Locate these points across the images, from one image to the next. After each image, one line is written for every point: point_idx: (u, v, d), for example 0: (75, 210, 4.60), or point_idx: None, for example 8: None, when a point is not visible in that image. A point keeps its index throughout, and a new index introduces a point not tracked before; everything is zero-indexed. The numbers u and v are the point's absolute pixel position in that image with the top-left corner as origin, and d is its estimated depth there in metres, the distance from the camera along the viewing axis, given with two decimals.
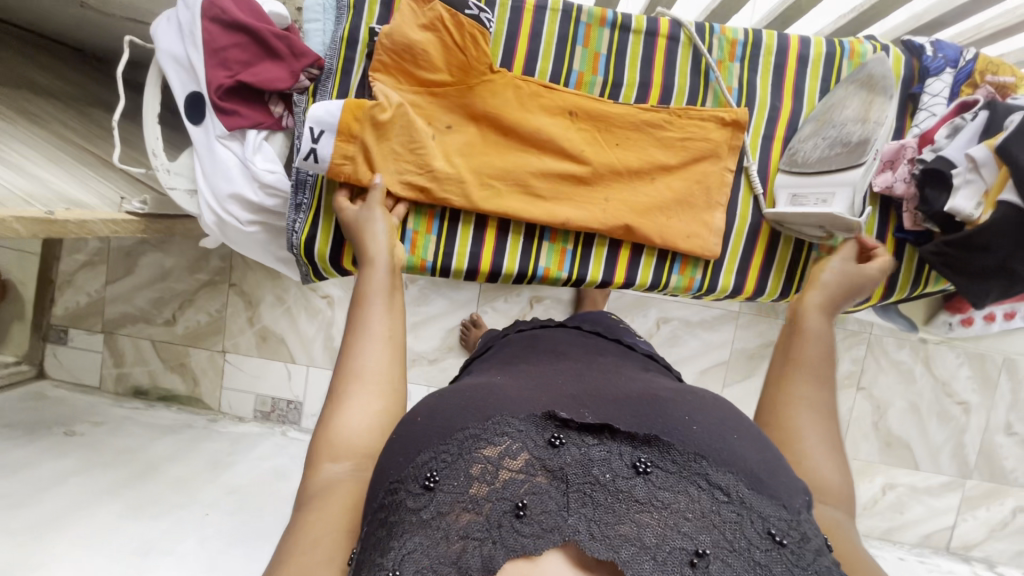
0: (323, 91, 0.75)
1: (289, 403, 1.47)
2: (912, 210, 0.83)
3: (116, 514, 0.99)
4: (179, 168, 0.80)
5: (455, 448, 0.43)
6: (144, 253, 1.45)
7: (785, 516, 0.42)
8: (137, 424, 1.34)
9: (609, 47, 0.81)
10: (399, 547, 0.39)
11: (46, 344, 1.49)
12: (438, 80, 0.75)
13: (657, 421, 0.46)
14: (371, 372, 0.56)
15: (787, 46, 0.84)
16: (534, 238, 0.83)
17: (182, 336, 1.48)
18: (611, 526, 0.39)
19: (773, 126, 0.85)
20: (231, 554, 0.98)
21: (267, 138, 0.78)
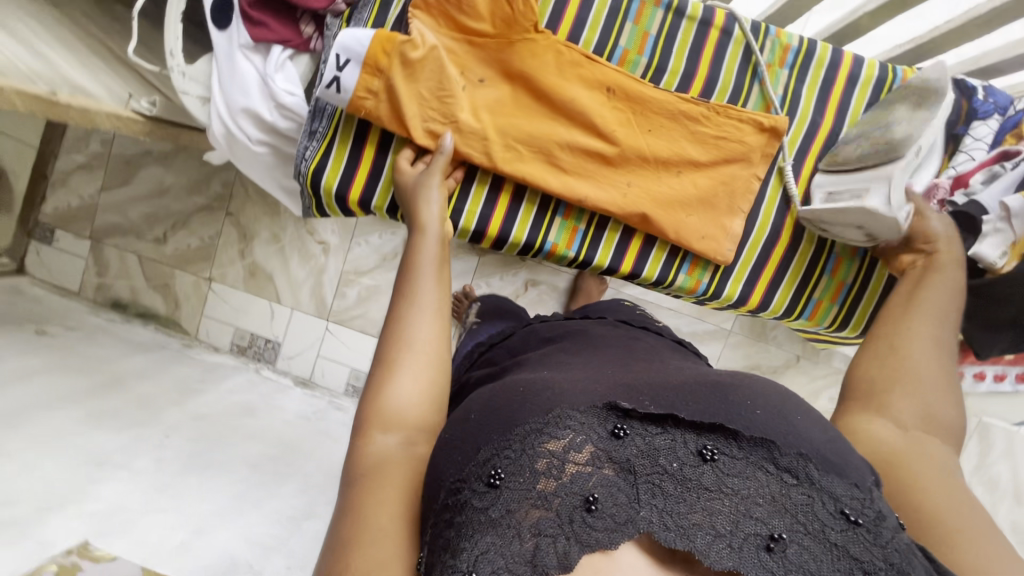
0: (358, 20, 0.74)
1: (267, 342, 1.45)
2: None
3: (75, 420, 0.96)
4: (196, 72, 0.76)
5: (518, 443, 0.43)
6: (144, 165, 1.41)
7: (859, 495, 0.42)
8: (110, 336, 1.32)
9: (659, 30, 0.80)
10: (472, 546, 0.39)
11: (30, 240, 1.45)
12: (480, 29, 0.73)
13: (722, 407, 0.45)
14: (421, 342, 0.56)
15: (840, 61, 0.83)
16: (547, 210, 0.81)
17: (170, 257, 1.45)
18: (684, 516, 0.40)
19: (810, 141, 0.84)
20: (190, 478, 0.93)
21: (292, 59, 0.75)
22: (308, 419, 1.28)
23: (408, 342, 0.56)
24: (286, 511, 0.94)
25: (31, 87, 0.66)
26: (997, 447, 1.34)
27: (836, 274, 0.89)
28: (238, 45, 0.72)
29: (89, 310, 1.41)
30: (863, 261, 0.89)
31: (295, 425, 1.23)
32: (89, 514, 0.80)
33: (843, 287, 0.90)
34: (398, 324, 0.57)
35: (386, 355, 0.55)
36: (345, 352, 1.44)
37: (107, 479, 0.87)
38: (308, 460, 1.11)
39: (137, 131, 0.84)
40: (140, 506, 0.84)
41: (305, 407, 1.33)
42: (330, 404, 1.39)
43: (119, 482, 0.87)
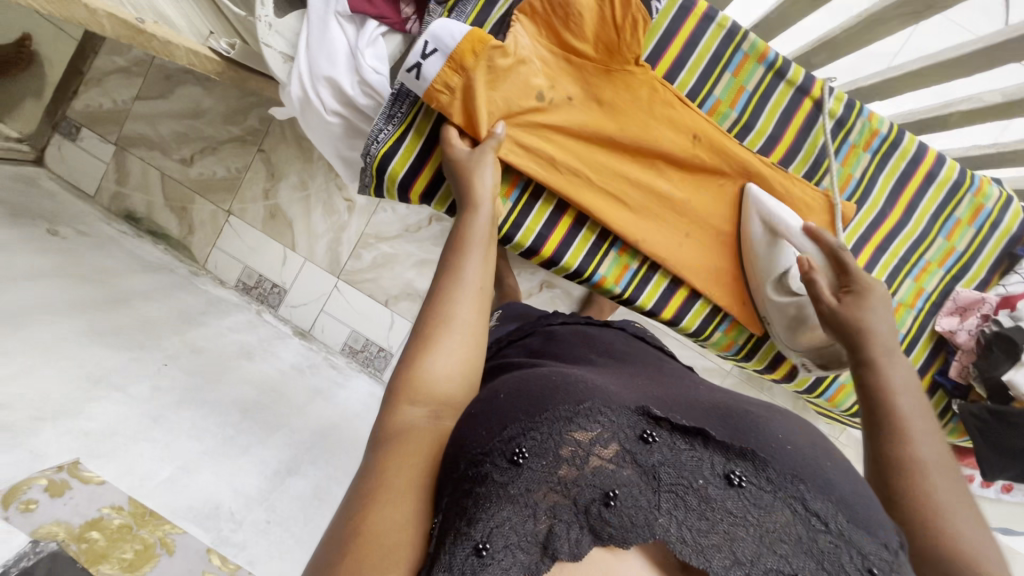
0: (460, 13, 0.73)
1: (273, 287, 1.46)
2: (964, 362, 0.89)
3: (78, 331, 0.95)
4: (283, 28, 0.76)
5: (545, 427, 0.45)
6: (185, 83, 1.37)
7: (887, 557, 0.44)
8: (120, 249, 1.30)
9: (756, 87, 0.82)
10: (487, 519, 0.41)
11: (54, 133, 1.42)
12: (582, 49, 0.73)
13: (751, 436, 0.48)
14: (460, 322, 0.59)
15: (922, 157, 0.85)
16: (604, 243, 0.86)
17: (193, 181, 1.42)
18: (703, 534, 0.41)
19: (873, 229, 0.88)
20: (180, 411, 0.94)
21: (384, 35, 0.76)
22: (302, 372, 1.28)
23: (445, 318, 0.59)
24: (271, 465, 0.95)
25: (122, 11, 0.65)
26: None
27: None
28: (334, 11, 0.73)
29: (101, 217, 1.38)
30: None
31: (289, 375, 1.23)
32: (83, 433, 0.79)
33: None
34: (440, 301, 0.60)
35: (422, 334, 0.58)
36: (349, 313, 1.44)
37: (101, 400, 0.85)
38: (298, 415, 1.12)
39: (209, 70, 0.80)
40: (133, 433, 0.84)
41: (301, 359, 1.33)
42: (325, 360, 1.40)
43: (114, 404, 0.86)
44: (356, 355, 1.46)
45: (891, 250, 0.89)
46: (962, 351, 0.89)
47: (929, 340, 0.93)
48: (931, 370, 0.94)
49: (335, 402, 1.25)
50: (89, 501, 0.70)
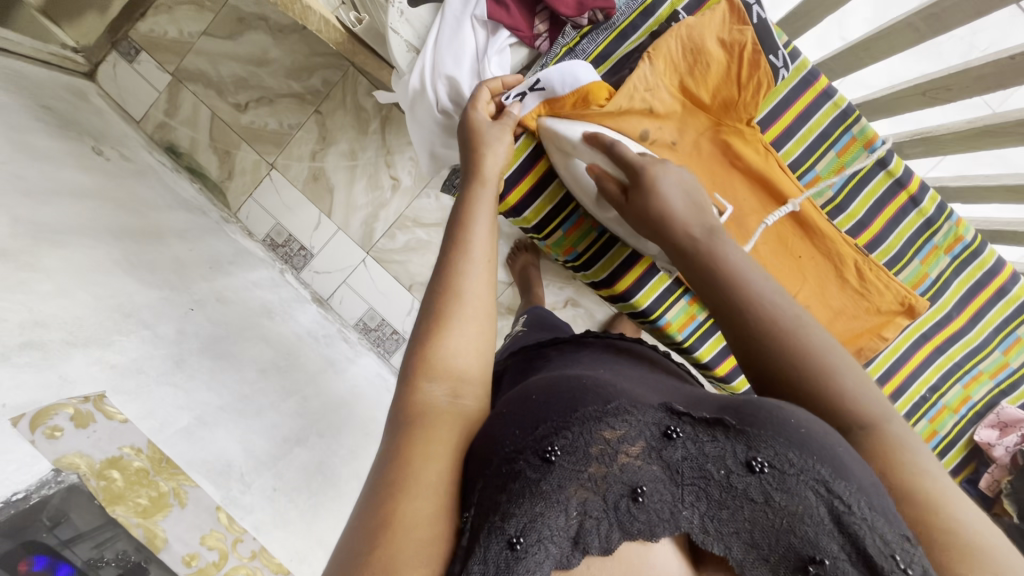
0: (591, 40, 0.75)
1: (300, 248, 1.45)
2: (995, 476, 0.86)
3: (114, 259, 0.93)
4: (414, 18, 0.75)
5: (576, 426, 0.42)
6: (256, 28, 1.35)
7: (909, 546, 0.39)
8: (159, 180, 1.28)
9: (856, 170, 0.83)
10: (522, 514, 0.38)
11: (112, 50, 1.40)
12: (699, 97, 0.75)
13: (762, 412, 0.43)
14: (472, 296, 0.54)
15: (998, 271, 0.87)
16: (675, 291, 0.88)
17: (243, 127, 1.41)
18: (724, 523, 0.41)
19: (935, 330, 0.89)
20: (202, 360, 0.93)
21: (512, 47, 0.75)
22: (317, 340, 1.28)
23: (460, 296, 0.54)
24: (281, 431, 0.96)
25: None
26: None
27: None
28: (471, 14, 0.71)
29: (144, 144, 1.36)
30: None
31: (305, 341, 1.23)
32: (111, 365, 0.77)
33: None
34: (449, 277, 0.55)
35: (436, 314, 0.53)
36: (371, 290, 1.44)
37: (128, 336, 0.83)
38: (310, 384, 1.12)
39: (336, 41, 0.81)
40: (156, 374, 0.83)
41: (316, 327, 1.33)
42: (339, 332, 1.39)
43: (140, 341, 0.85)
44: (369, 333, 1.46)
45: (947, 354, 0.90)
46: (996, 466, 0.86)
47: (964, 447, 0.91)
48: (960, 476, 0.92)
49: (345, 377, 1.25)
50: (111, 437, 0.68)
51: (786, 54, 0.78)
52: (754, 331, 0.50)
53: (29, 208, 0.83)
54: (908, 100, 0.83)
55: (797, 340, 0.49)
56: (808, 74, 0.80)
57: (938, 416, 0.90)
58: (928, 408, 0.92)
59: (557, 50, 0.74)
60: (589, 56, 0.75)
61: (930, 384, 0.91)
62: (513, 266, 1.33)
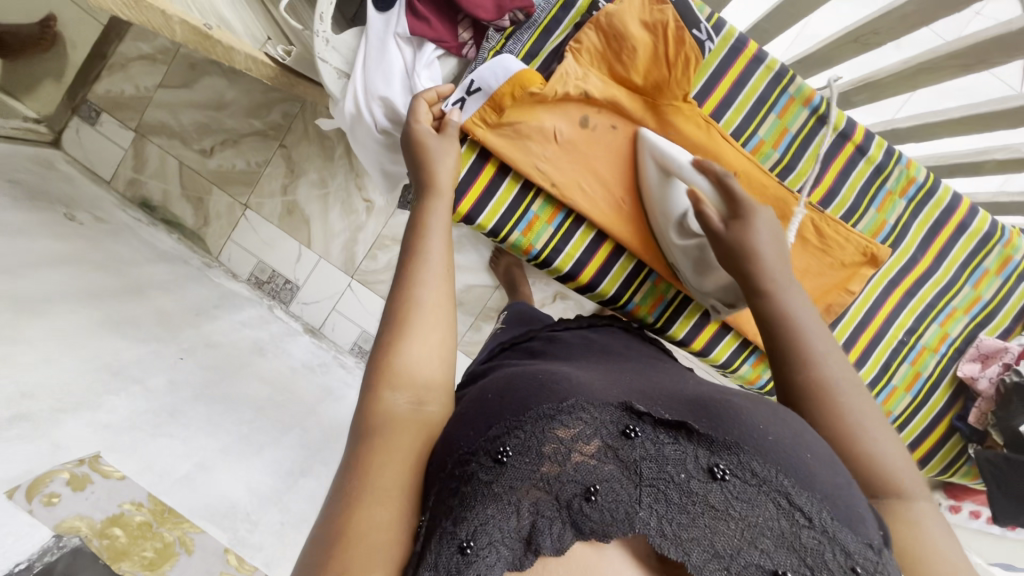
0: (517, 40, 0.75)
1: (286, 282, 1.46)
2: (982, 407, 0.90)
3: (96, 321, 0.94)
4: (339, 43, 0.74)
5: (528, 426, 0.44)
6: (210, 73, 1.37)
7: (870, 556, 0.41)
8: (136, 236, 1.29)
9: (799, 129, 0.81)
10: (472, 517, 0.40)
11: (73, 116, 1.41)
12: (631, 81, 0.74)
13: (732, 422, 0.45)
14: (428, 305, 0.55)
15: (955, 207, 0.85)
16: (640, 274, 0.87)
17: (212, 172, 1.42)
18: (684, 527, 0.40)
19: (903, 275, 0.88)
20: (196, 408, 0.93)
21: (440, 57, 0.76)
22: (313, 371, 1.29)
23: (414, 305, 0.55)
24: (285, 465, 0.97)
25: (193, 15, 0.59)
26: None
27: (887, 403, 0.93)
28: (394, 32, 0.71)
29: (117, 203, 1.38)
30: (914, 399, 0.93)
31: (300, 374, 1.24)
32: (103, 425, 0.78)
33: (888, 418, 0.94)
34: (407, 286, 0.56)
35: (397, 320, 0.54)
36: (360, 313, 1.45)
37: (120, 394, 0.84)
38: (310, 415, 1.13)
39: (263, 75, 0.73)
40: (150, 428, 0.83)
41: (312, 358, 1.34)
42: (335, 359, 1.41)
43: (131, 398, 0.85)
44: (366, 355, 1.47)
45: (919, 296, 0.89)
46: (982, 398, 0.90)
47: (950, 385, 0.93)
48: (949, 414, 0.95)
49: (344, 403, 1.26)
50: (109, 496, 0.70)
51: (709, 27, 0.77)
52: (818, 383, 0.54)
53: (5, 282, 0.85)
54: (844, 49, 0.83)
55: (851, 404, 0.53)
56: (736, 40, 0.78)
57: (918, 358, 0.91)
58: (908, 352, 0.92)
59: (485, 55, 0.74)
60: (519, 54, 0.75)
61: (906, 328, 0.91)
62: (496, 269, 1.34)
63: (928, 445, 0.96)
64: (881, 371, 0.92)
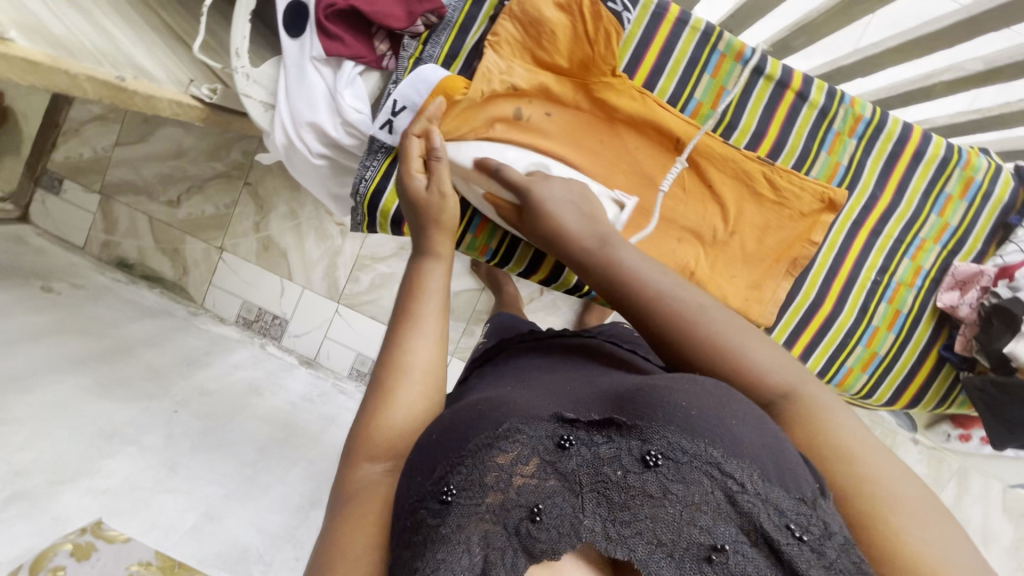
0: (435, 43, 0.72)
1: (274, 318, 1.46)
2: (967, 335, 0.88)
3: (84, 388, 0.93)
4: (260, 76, 0.73)
5: (469, 460, 0.42)
6: (164, 124, 1.37)
7: (805, 510, 0.39)
8: (116, 297, 1.29)
9: (736, 85, 0.80)
10: (423, 566, 0.37)
11: (37, 188, 1.41)
12: (557, 65, 0.73)
13: (657, 407, 0.43)
14: (419, 369, 0.53)
15: (908, 137, 0.84)
16: None
17: (182, 222, 1.42)
18: (626, 525, 0.39)
19: (866, 213, 0.87)
20: (197, 458, 0.92)
21: (362, 74, 0.73)
22: (312, 402, 1.28)
23: (404, 370, 0.52)
24: (293, 500, 0.97)
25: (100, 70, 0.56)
26: (973, 490, 1.37)
27: (872, 345, 0.92)
28: (310, 56, 0.69)
29: (94, 268, 1.38)
30: (897, 336, 0.92)
31: (300, 407, 1.23)
32: (102, 491, 0.78)
33: (875, 358, 0.93)
34: (396, 352, 0.53)
35: (382, 382, 0.52)
36: (352, 337, 1.45)
37: (116, 456, 0.84)
38: (315, 446, 1.13)
39: (193, 117, 0.72)
40: (151, 485, 0.83)
41: (310, 389, 1.33)
42: (334, 387, 1.40)
43: (129, 458, 0.85)
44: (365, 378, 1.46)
45: (886, 232, 0.88)
46: (966, 324, 0.88)
47: (932, 316, 0.92)
48: (936, 345, 0.93)
49: (349, 429, 1.26)
50: (116, 560, 0.70)
51: None
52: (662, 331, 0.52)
53: None
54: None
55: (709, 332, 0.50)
56: (656, 7, 0.77)
57: (894, 294, 0.90)
58: (884, 291, 0.91)
59: (405, 63, 0.72)
60: (439, 59, 0.73)
61: (879, 266, 0.90)
62: (478, 273, 1.33)
63: (918, 383, 0.96)
64: (860, 314, 0.91)
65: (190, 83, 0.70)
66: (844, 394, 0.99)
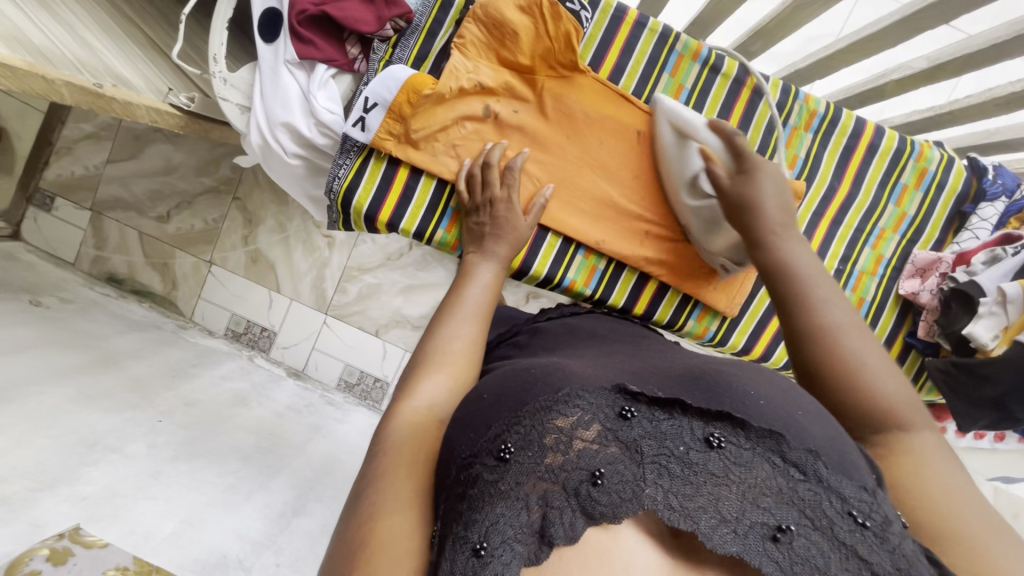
0: (404, 47, 0.75)
1: (262, 330, 1.46)
2: (930, 321, 0.90)
3: (69, 397, 0.93)
4: (237, 81, 0.76)
5: (528, 419, 0.42)
6: (154, 141, 1.40)
7: (866, 497, 0.42)
8: (104, 311, 1.29)
9: (694, 83, 0.83)
10: (483, 519, 0.38)
11: (28, 206, 1.43)
12: (521, 63, 0.76)
13: (724, 396, 0.46)
14: (461, 343, 0.59)
15: (862, 131, 0.88)
16: (569, 248, 0.84)
17: (172, 236, 1.44)
18: (689, 498, 0.39)
19: (825, 204, 0.90)
20: (180, 467, 0.92)
21: (334, 77, 0.76)
22: (299, 412, 1.28)
23: (449, 343, 0.59)
24: (276, 507, 0.97)
25: (80, 77, 0.58)
26: None
27: None
28: (283, 60, 0.72)
29: (83, 282, 1.38)
30: None
31: (286, 417, 1.23)
32: (81, 497, 0.78)
33: None
34: (441, 333, 0.60)
35: (425, 355, 0.58)
36: (341, 348, 1.45)
37: (99, 463, 0.84)
38: (300, 455, 1.13)
39: (172, 125, 0.75)
40: (132, 492, 0.83)
41: (297, 400, 1.33)
42: (321, 398, 1.40)
43: (111, 466, 0.85)
44: (353, 388, 1.47)
45: (846, 223, 0.91)
46: (927, 310, 0.91)
47: (895, 304, 0.94)
48: (901, 332, 0.95)
49: (335, 439, 1.25)
50: (93, 565, 0.69)
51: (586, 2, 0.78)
52: (815, 335, 0.56)
53: None
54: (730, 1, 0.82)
55: (872, 382, 0.53)
56: (616, 10, 0.80)
57: (857, 284, 0.92)
58: (847, 280, 0.93)
59: (375, 66, 0.74)
60: (408, 61, 0.76)
61: (840, 256, 0.92)
62: None
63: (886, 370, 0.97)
64: None
65: (169, 92, 0.72)
66: None
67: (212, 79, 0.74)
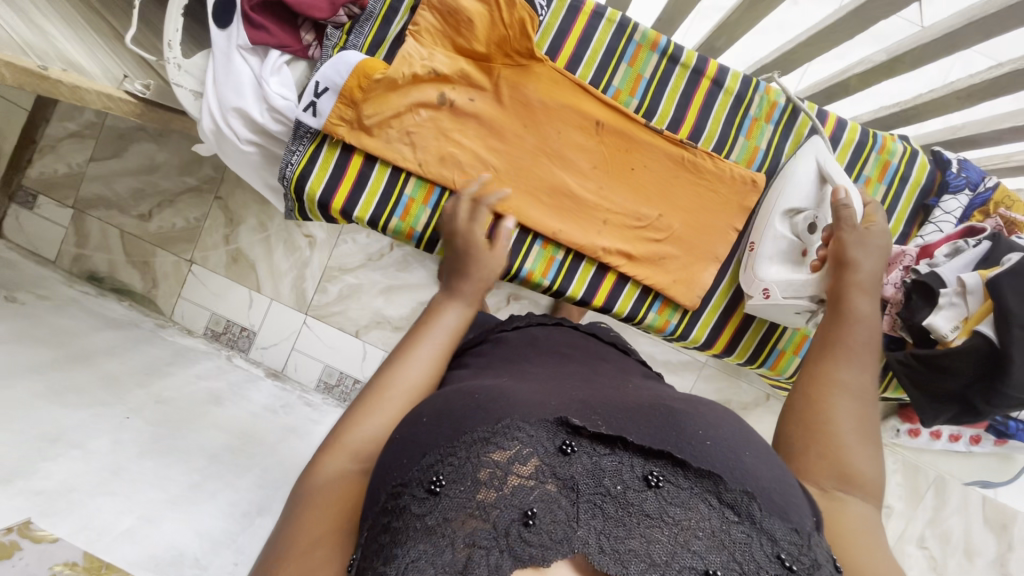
0: (359, 33, 0.76)
1: (242, 330, 1.46)
2: (893, 315, 0.89)
3: (34, 392, 0.92)
4: (192, 67, 0.76)
5: (462, 451, 0.41)
6: (138, 139, 1.40)
7: (796, 540, 0.42)
8: (82, 308, 1.28)
9: (653, 73, 0.84)
10: (403, 555, 0.37)
11: (11, 204, 1.43)
12: (476, 51, 0.76)
13: (674, 435, 0.45)
14: (411, 385, 0.56)
15: (823, 123, 0.90)
16: (526, 238, 0.84)
17: (153, 234, 1.44)
18: (621, 541, 0.38)
19: None
20: (144, 463, 0.90)
21: (289, 64, 0.77)
22: (275, 412, 1.27)
23: (399, 383, 0.56)
24: (240, 506, 0.96)
25: (22, 58, 0.58)
26: (950, 501, 1.34)
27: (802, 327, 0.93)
28: (236, 45, 0.72)
29: (63, 280, 1.38)
30: None
31: (260, 417, 1.22)
32: (37, 492, 0.76)
33: (807, 340, 0.93)
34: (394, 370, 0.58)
35: (374, 393, 0.56)
36: (321, 349, 1.44)
37: (58, 458, 0.82)
38: (271, 455, 1.11)
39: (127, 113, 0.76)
40: (90, 488, 0.82)
41: (273, 400, 1.32)
42: (300, 399, 1.39)
43: (70, 461, 0.83)
44: (332, 390, 1.46)
45: None
46: (891, 304, 0.89)
47: None
48: None
49: (310, 440, 1.24)
50: (39, 560, 0.66)
51: None
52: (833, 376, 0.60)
53: None
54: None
55: (845, 436, 0.55)
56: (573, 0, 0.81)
57: None
58: None
59: (329, 52, 0.76)
60: (362, 48, 0.77)
61: None
62: None
63: None
64: None
65: (125, 80, 0.74)
66: (778, 377, 0.98)
67: (165, 64, 0.74)
